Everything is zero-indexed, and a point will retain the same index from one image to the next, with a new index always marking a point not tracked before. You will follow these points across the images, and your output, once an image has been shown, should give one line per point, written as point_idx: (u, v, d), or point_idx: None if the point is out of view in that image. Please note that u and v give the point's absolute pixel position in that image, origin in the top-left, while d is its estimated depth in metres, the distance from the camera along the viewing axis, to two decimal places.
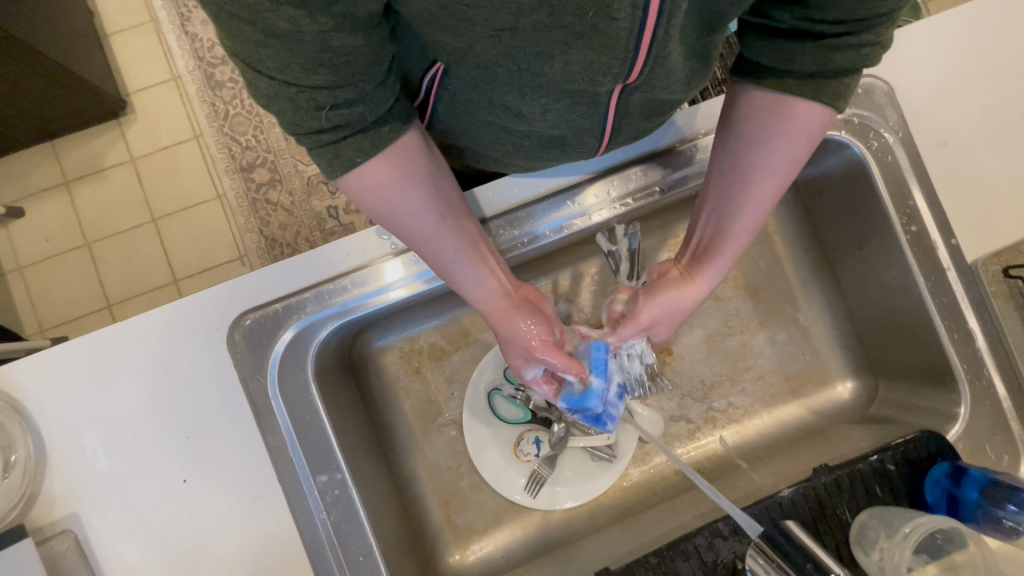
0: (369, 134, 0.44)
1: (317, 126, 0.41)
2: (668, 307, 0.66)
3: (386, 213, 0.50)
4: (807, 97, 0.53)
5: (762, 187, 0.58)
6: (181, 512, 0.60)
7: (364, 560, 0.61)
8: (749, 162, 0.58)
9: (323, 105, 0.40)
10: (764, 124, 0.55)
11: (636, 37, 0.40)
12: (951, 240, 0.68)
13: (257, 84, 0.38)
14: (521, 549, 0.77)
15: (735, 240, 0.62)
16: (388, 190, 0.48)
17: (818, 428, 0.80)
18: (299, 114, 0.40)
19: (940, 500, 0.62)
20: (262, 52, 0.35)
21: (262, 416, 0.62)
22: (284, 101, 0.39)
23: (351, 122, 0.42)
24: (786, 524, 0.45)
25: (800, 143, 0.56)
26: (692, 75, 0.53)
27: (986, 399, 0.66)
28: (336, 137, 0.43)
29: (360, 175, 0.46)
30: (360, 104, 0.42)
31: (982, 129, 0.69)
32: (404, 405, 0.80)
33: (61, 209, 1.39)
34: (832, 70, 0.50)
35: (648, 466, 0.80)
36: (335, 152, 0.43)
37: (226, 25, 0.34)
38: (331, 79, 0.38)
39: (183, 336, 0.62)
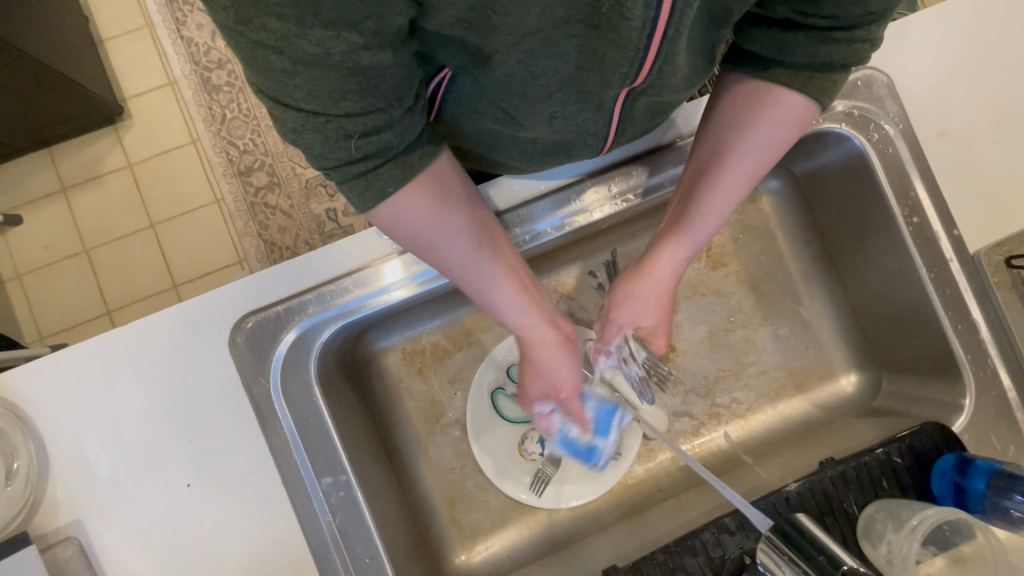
0: (398, 162, 0.44)
1: (346, 156, 0.41)
2: (633, 297, 0.65)
3: (419, 240, 0.50)
4: (795, 88, 0.53)
5: (734, 171, 0.57)
6: (184, 516, 0.60)
7: (371, 562, 0.61)
8: (725, 143, 0.57)
9: (352, 133, 0.39)
10: (743, 107, 0.55)
11: (646, 37, 0.40)
12: (954, 231, 0.68)
13: (285, 120, 0.37)
14: (527, 548, 0.76)
15: (700, 226, 0.60)
16: (422, 219, 0.48)
17: (822, 422, 0.80)
18: (328, 146, 0.39)
19: (947, 492, 0.62)
20: (287, 83, 0.34)
21: (266, 419, 0.61)
22: (312, 132, 0.38)
23: (379, 149, 0.41)
24: (797, 517, 0.45)
25: (779, 129, 0.55)
26: (694, 74, 0.53)
27: (992, 390, 0.66)
28: (365, 167, 0.42)
29: (392, 205, 0.46)
30: (389, 130, 0.41)
31: (983, 119, 0.69)
32: (407, 406, 0.79)
33: (59, 216, 1.39)
34: (820, 63, 0.51)
35: (653, 463, 0.80)
36: (364, 183, 0.43)
37: (252, 58, 0.33)
38: (361, 106, 0.37)
39: (184, 340, 0.61)
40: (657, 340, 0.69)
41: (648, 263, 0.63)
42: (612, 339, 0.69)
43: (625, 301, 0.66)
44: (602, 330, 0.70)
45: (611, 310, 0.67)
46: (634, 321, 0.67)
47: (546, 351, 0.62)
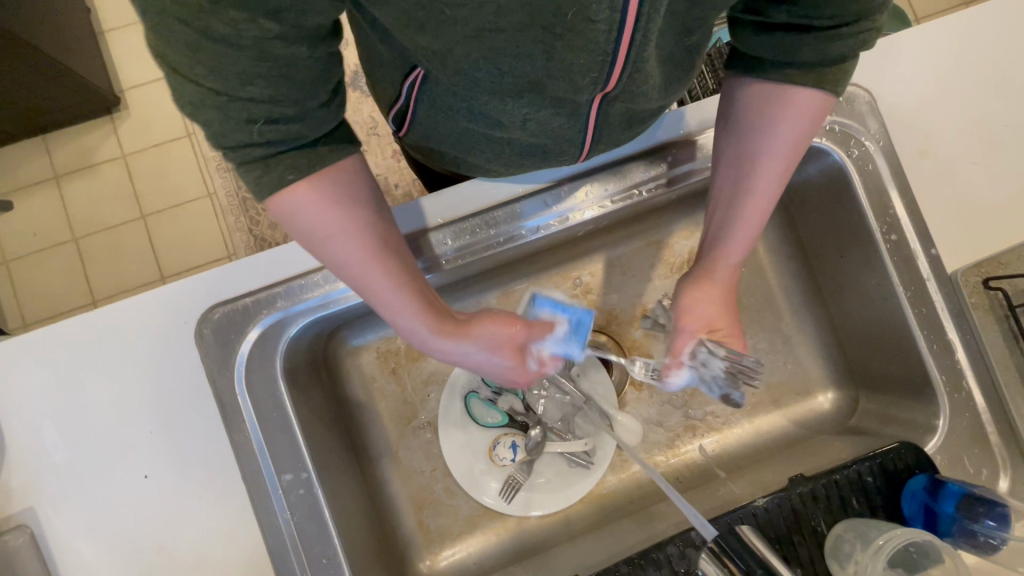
0: (306, 154, 0.43)
1: (247, 140, 0.39)
2: (693, 293, 0.62)
3: (320, 235, 0.46)
4: (807, 87, 0.52)
5: (762, 173, 0.56)
6: (140, 508, 0.59)
7: (328, 562, 0.59)
8: (750, 150, 0.56)
9: (255, 118, 0.38)
10: (758, 113, 0.55)
11: (615, 40, 0.40)
12: (931, 250, 0.68)
13: (182, 90, 0.36)
14: (494, 555, 0.75)
15: (745, 224, 0.58)
16: (322, 215, 0.45)
17: (798, 438, 0.79)
18: (226, 126, 0.38)
19: (917, 513, 0.62)
20: (193, 58, 0.34)
21: (229, 412, 0.60)
22: (210, 109, 0.37)
23: (285, 139, 0.41)
24: (743, 530, 0.44)
25: (801, 129, 0.54)
26: (667, 81, 0.52)
27: (966, 412, 0.66)
28: (265, 153, 0.41)
29: (292, 193, 0.44)
30: (297, 123, 0.40)
31: (964, 140, 0.69)
32: (379, 406, 0.78)
33: (49, 203, 1.39)
34: (831, 58, 0.50)
35: (626, 474, 0.79)
36: (264, 169, 0.42)
37: (159, 25, 0.33)
38: (268, 93, 0.37)
39: (150, 330, 0.61)
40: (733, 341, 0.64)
41: (707, 263, 0.61)
42: (684, 349, 0.63)
43: (679, 301, 0.63)
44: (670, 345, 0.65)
45: (679, 319, 0.63)
46: (707, 321, 0.63)
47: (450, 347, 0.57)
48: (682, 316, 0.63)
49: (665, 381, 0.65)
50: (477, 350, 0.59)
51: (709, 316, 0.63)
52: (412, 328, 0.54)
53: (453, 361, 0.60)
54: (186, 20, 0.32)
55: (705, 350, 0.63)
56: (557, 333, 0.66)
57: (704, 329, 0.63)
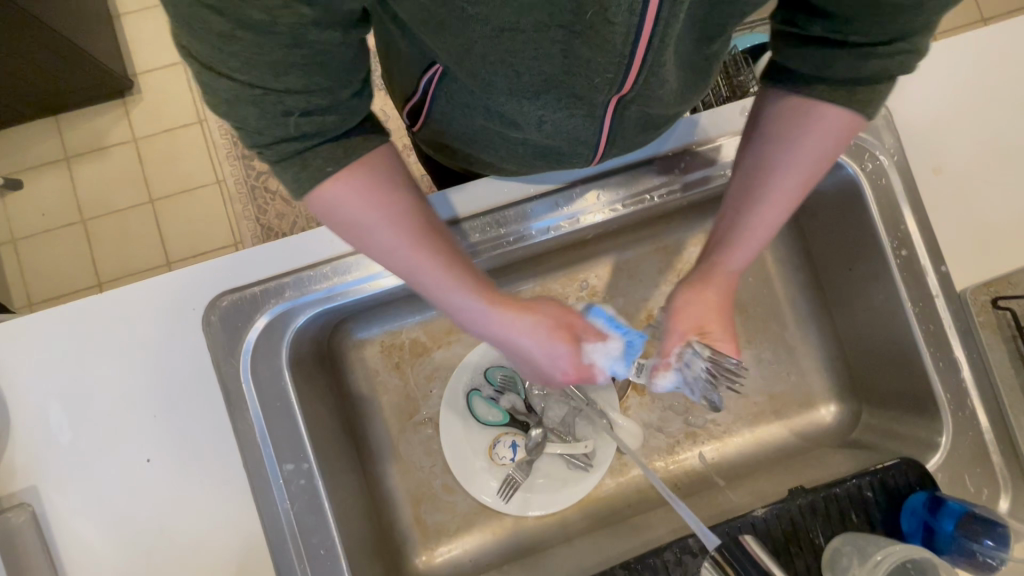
0: (340, 143, 0.43)
1: (282, 134, 0.40)
2: (699, 294, 0.61)
3: (363, 225, 0.47)
4: (825, 100, 0.51)
5: (781, 186, 0.56)
6: (141, 492, 0.59)
7: (326, 553, 0.59)
8: (767, 160, 0.56)
9: (292, 110, 0.39)
10: (787, 128, 0.54)
11: (632, 43, 0.39)
12: (941, 267, 0.67)
13: (216, 86, 0.37)
14: (490, 553, 0.76)
15: (757, 234, 0.58)
16: (365, 205, 0.46)
17: (799, 450, 0.79)
18: (264, 121, 0.39)
19: (916, 530, 0.62)
20: (225, 50, 0.34)
21: (233, 400, 0.60)
22: (247, 104, 0.37)
23: (320, 131, 0.41)
24: (747, 540, 0.47)
25: (825, 144, 0.54)
26: (685, 88, 0.52)
27: (969, 430, 0.66)
28: (299, 147, 0.42)
29: (335, 184, 0.44)
30: (333, 114, 0.41)
31: (979, 157, 0.69)
32: (381, 400, 0.78)
33: (59, 184, 1.39)
34: (863, 76, 0.49)
35: (625, 478, 0.79)
36: (299, 164, 0.42)
37: (191, 15, 0.33)
38: (303, 83, 0.37)
39: (157, 315, 0.61)
40: (722, 343, 0.62)
41: (712, 266, 0.61)
42: (672, 349, 0.62)
43: (675, 296, 0.63)
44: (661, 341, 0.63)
45: (675, 316, 0.62)
46: (698, 321, 0.62)
47: (506, 331, 0.57)
48: (676, 314, 0.62)
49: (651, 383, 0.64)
50: (530, 340, 0.58)
51: (699, 315, 0.62)
52: (467, 310, 0.54)
53: (507, 350, 0.60)
54: (219, 9, 0.32)
55: (690, 351, 0.61)
56: (609, 347, 0.63)
57: (694, 329, 0.62)
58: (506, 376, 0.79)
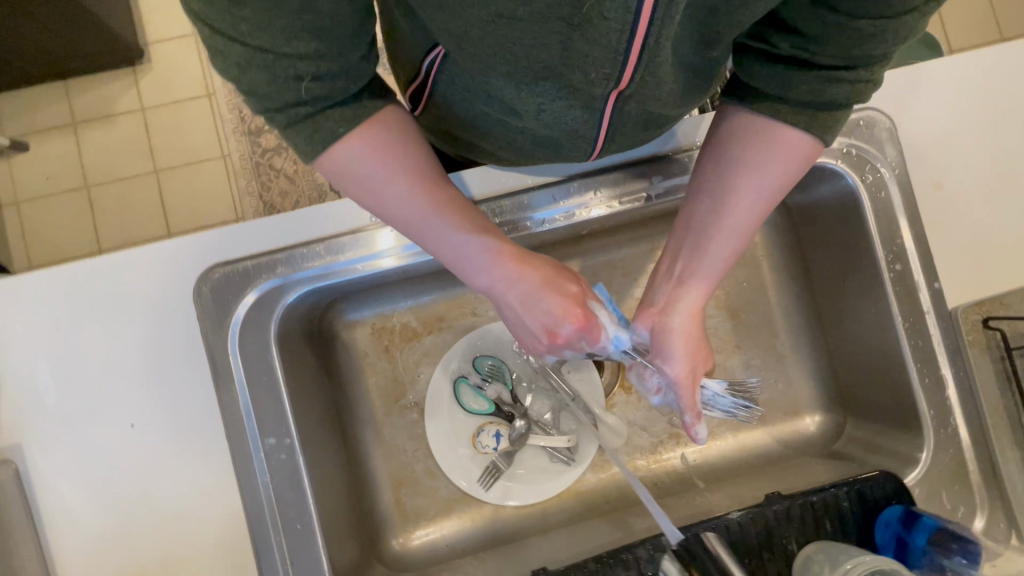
0: (349, 108, 0.44)
1: (295, 99, 0.41)
2: (665, 336, 0.57)
3: (376, 183, 0.47)
4: (799, 126, 0.51)
5: (742, 213, 0.53)
6: (123, 456, 0.60)
7: (302, 529, 0.60)
8: (730, 182, 0.53)
9: (302, 75, 0.39)
10: (749, 146, 0.52)
11: (627, 38, 0.40)
12: (934, 284, 0.67)
13: (227, 52, 0.38)
14: (467, 540, 0.76)
15: (714, 269, 0.55)
16: (379, 161, 0.46)
17: (781, 457, 0.79)
18: (275, 87, 0.40)
19: (889, 543, 0.62)
20: (235, 14, 0.35)
21: (220, 371, 0.60)
22: (258, 69, 0.38)
23: (330, 96, 0.42)
24: (710, 537, 0.49)
25: (783, 167, 0.53)
26: (686, 90, 0.52)
27: (950, 448, 0.66)
28: (311, 111, 0.43)
29: (349, 144, 0.45)
30: (342, 78, 0.42)
31: (981, 176, 0.69)
32: (368, 382, 0.79)
33: (64, 149, 1.39)
34: (824, 101, 0.50)
35: (606, 474, 0.80)
36: (312, 127, 0.43)
37: None
38: (313, 48, 0.38)
39: (149, 283, 0.61)
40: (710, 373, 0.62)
41: (677, 311, 0.56)
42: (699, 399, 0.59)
43: (673, 352, 0.57)
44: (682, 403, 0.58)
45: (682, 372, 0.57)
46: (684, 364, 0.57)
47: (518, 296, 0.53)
48: (683, 369, 0.57)
49: (692, 436, 0.60)
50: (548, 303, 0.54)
51: (693, 365, 0.58)
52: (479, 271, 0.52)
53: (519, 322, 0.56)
54: None
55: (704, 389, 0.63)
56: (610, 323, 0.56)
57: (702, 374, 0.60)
58: (493, 366, 0.80)
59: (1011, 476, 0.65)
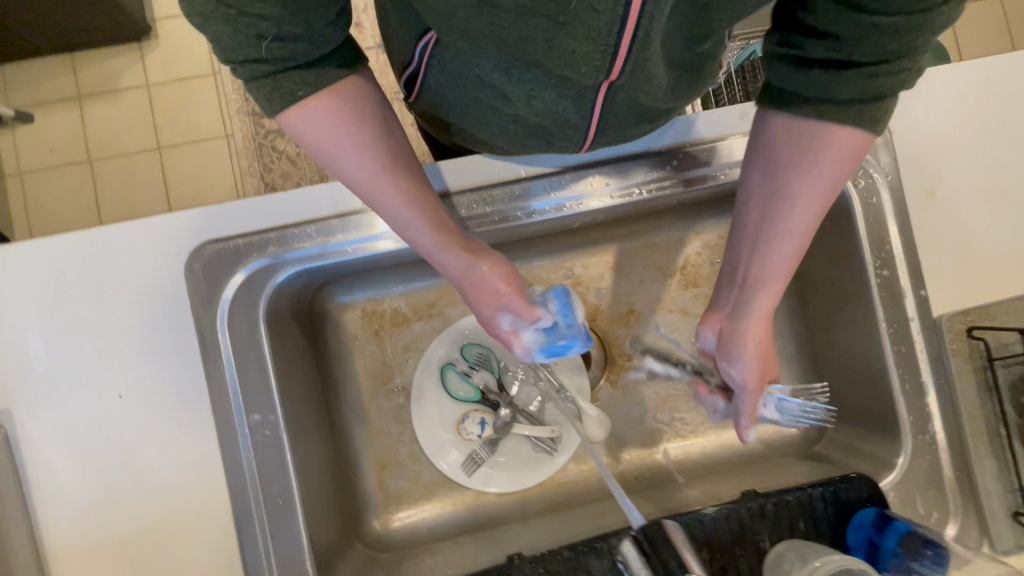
0: (313, 71, 0.44)
1: (256, 56, 0.42)
2: (737, 340, 0.58)
3: (329, 151, 0.48)
4: (848, 125, 0.49)
5: (800, 215, 0.53)
6: (111, 425, 0.61)
7: (283, 505, 0.61)
8: (783, 188, 0.53)
9: (264, 34, 0.40)
10: (797, 150, 0.52)
11: (617, 33, 0.40)
12: (920, 291, 0.68)
13: (195, 3, 0.39)
14: (447, 524, 0.77)
15: (777, 272, 0.55)
16: (332, 130, 0.46)
17: (761, 457, 0.80)
18: (237, 41, 0.41)
19: (860, 544, 0.63)
20: None
21: (208, 347, 0.61)
22: (221, 22, 0.39)
23: (292, 58, 0.43)
24: (670, 524, 0.60)
25: (836, 170, 0.51)
26: (675, 86, 0.52)
27: (926, 454, 0.67)
28: (274, 70, 0.43)
29: (304, 110, 0.45)
30: (305, 43, 0.42)
31: (974, 186, 0.69)
32: (357, 364, 0.79)
33: (69, 122, 1.40)
34: (868, 96, 0.48)
35: (587, 466, 0.81)
36: (273, 85, 0.44)
37: None
38: (276, 10, 0.39)
39: (141, 256, 0.62)
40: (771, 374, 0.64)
41: (745, 317, 0.58)
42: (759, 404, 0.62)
43: (742, 357, 0.59)
44: (745, 408, 0.61)
45: (756, 380, 0.59)
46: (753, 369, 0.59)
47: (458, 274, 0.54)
48: (752, 376, 0.59)
49: (741, 437, 0.64)
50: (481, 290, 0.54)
51: (761, 370, 0.60)
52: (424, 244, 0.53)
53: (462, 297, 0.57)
54: None
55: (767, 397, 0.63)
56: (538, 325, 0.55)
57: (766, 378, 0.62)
58: (481, 355, 0.80)
59: (986, 485, 0.66)
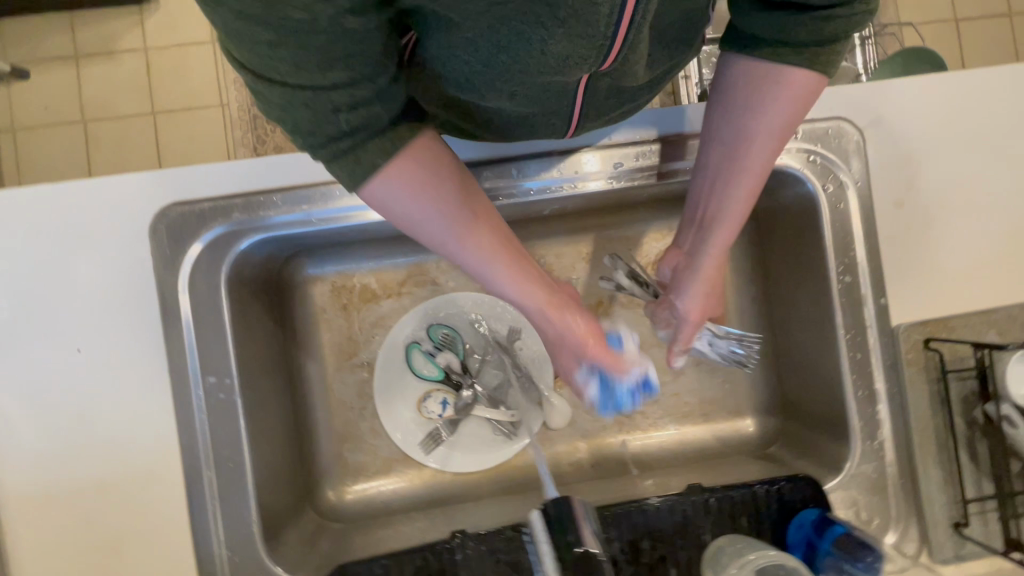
0: (387, 138, 0.43)
1: (334, 130, 0.40)
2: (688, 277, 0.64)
3: (413, 217, 0.48)
4: (800, 66, 0.51)
5: (754, 156, 0.55)
6: (68, 378, 0.62)
7: (234, 467, 0.62)
8: (743, 130, 0.55)
9: (339, 106, 0.39)
10: (753, 92, 0.53)
11: (615, 23, 0.41)
12: (881, 299, 0.68)
13: (270, 94, 0.38)
14: (402, 499, 0.79)
15: (734, 211, 0.58)
16: (415, 197, 0.46)
17: (717, 454, 0.81)
18: (316, 120, 0.39)
19: (799, 543, 0.64)
20: (276, 58, 0.34)
21: (168, 307, 0.62)
22: (300, 107, 0.38)
23: (367, 123, 0.41)
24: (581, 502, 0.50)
25: (789, 110, 0.53)
26: (654, 58, 0.52)
27: (873, 460, 0.67)
28: (351, 142, 0.42)
29: (384, 180, 0.45)
30: (378, 103, 0.41)
31: (944, 198, 0.69)
32: (323, 337, 0.80)
33: (65, 81, 1.40)
34: (823, 39, 0.49)
35: (545, 452, 0.82)
36: (354, 160, 0.43)
37: (236, 31, 0.33)
38: (347, 76, 0.37)
39: (107, 214, 0.62)
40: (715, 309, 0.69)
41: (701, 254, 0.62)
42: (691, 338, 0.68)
43: (689, 292, 0.64)
44: (682, 338, 0.67)
45: (693, 313, 0.66)
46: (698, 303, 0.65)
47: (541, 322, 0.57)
48: (693, 309, 0.66)
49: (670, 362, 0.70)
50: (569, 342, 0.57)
51: (704, 305, 0.66)
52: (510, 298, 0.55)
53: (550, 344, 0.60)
54: (262, 21, 0.32)
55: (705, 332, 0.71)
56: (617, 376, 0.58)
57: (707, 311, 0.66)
58: (447, 335, 0.81)
59: (928, 493, 0.67)
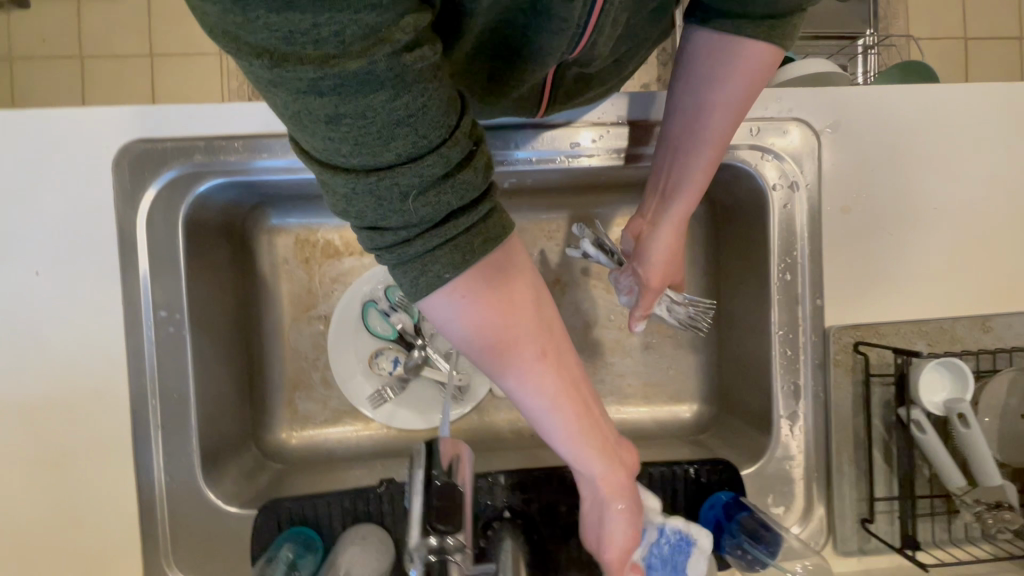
0: (461, 245, 0.35)
1: (407, 225, 0.34)
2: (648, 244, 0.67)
3: (475, 344, 0.39)
4: (755, 36, 0.51)
5: (713, 126, 0.56)
6: (26, 299, 0.64)
7: (179, 399, 0.66)
8: (701, 102, 0.56)
9: (408, 190, 0.32)
10: (711, 65, 0.54)
11: (588, 14, 0.41)
12: (817, 300, 0.70)
13: (337, 187, 0.33)
14: (345, 448, 0.82)
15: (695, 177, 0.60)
16: (481, 321, 0.38)
17: (652, 435, 0.84)
18: (386, 214, 0.33)
19: (708, 522, 0.67)
20: (333, 134, 0.30)
21: (126, 241, 0.65)
22: (367, 199, 0.32)
23: (442, 214, 0.34)
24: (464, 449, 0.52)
25: (744, 83, 0.54)
26: (619, 44, 0.54)
27: (790, 452, 0.71)
28: (424, 241, 0.35)
29: (448, 293, 0.37)
30: (455, 192, 0.34)
31: (892, 209, 0.71)
32: (283, 287, 0.83)
33: (64, 12, 1.39)
34: (781, 11, 0.50)
35: (487, 418, 0.85)
36: (420, 269, 0.35)
37: (291, 108, 0.29)
38: (414, 146, 0.31)
39: (73, 144, 0.64)
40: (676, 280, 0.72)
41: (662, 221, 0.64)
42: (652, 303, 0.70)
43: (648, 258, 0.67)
44: (642, 303, 0.70)
45: (654, 281, 0.68)
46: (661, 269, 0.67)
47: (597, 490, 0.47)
48: (653, 277, 0.68)
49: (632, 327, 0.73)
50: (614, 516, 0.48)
51: (665, 271, 0.68)
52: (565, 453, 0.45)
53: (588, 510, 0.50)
54: (316, 86, 0.28)
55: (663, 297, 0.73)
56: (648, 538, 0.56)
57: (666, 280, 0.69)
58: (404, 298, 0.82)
59: (839, 488, 0.70)
